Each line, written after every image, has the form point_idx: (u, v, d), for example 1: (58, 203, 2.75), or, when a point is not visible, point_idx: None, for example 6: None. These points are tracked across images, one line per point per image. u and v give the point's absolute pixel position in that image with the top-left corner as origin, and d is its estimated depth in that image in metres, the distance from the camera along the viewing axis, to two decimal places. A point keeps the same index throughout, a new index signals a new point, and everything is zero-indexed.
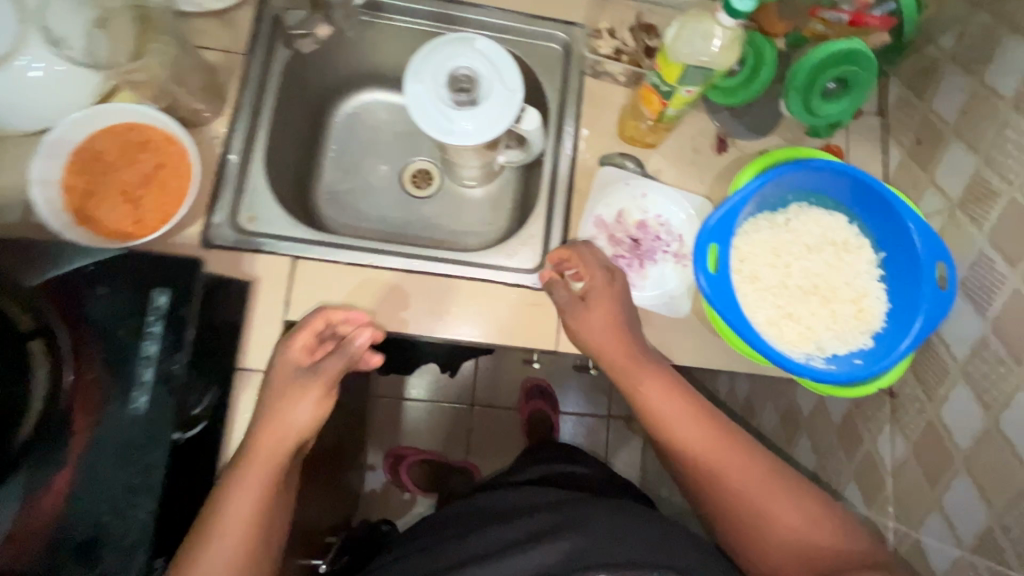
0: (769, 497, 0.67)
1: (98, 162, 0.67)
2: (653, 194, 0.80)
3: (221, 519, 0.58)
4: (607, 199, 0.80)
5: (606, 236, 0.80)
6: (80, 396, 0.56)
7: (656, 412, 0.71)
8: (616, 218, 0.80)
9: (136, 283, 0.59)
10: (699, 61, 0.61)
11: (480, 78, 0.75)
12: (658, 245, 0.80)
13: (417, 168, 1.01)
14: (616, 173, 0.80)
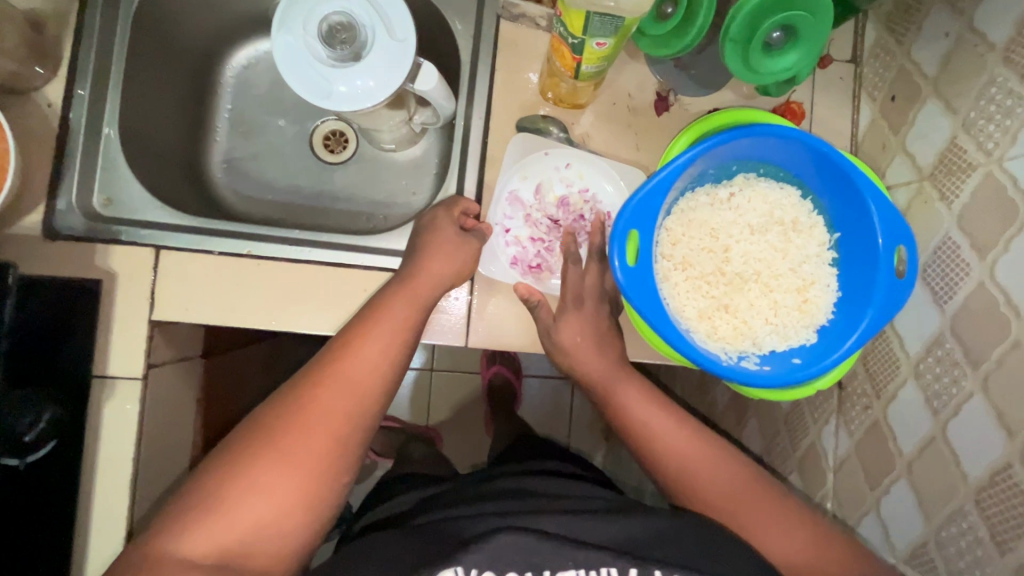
0: (752, 505, 0.58)
1: None
2: (578, 166, 0.71)
3: (324, 393, 0.53)
4: (525, 171, 0.70)
5: (524, 216, 0.70)
6: None
7: (626, 413, 0.64)
8: (534, 194, 0.71)
9: None
10: (602, 7, 0.48)
11: (363, 27, 0.62)
12: (581, 225, 0.71)
13: (329, 130, 0.88)
14: (535, 140, 0.70)
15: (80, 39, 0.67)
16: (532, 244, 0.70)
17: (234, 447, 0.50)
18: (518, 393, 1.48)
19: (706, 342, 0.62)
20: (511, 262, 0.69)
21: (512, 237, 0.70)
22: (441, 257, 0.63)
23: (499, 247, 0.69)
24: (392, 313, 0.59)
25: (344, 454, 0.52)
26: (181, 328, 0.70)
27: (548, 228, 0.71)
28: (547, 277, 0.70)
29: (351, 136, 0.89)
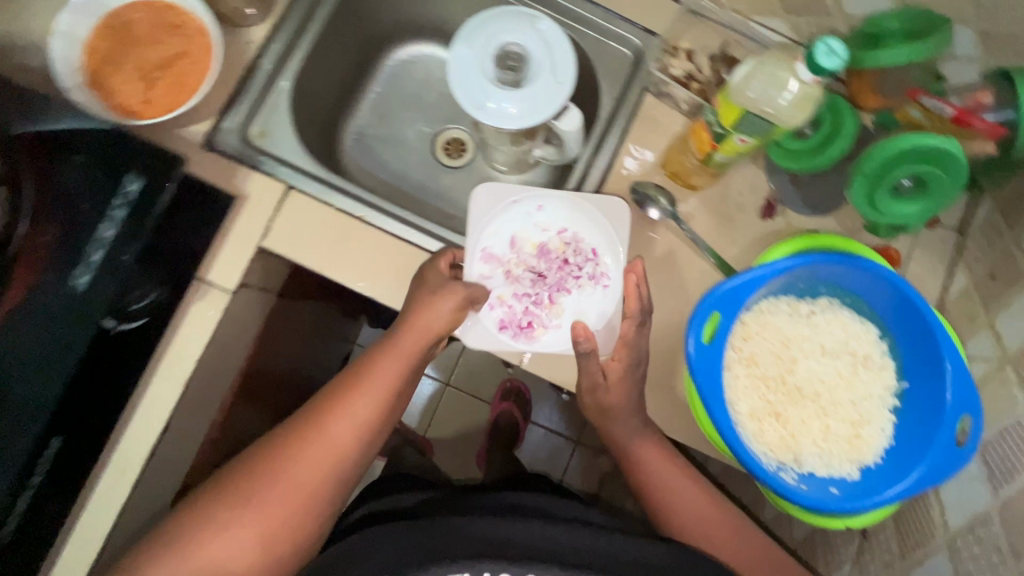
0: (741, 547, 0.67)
1: (126, 33, 0.67)
2: (552, 208, 0.76)
3: (295, 451, 0.60)
4: (499, 226, 0.76)
5: (506, 270, 0.75)
6: (28, 253, 0.55)
7: (642, 477, 0.70)
8: (510, 247, 0.76)
9: (112, 163, 0.58)
10: (762, 110, 0.53)
11: (530, 61, 0.70)
12: (566, 271, 0.76)
13: (453, 136, 0.96)
14: (499, 196, 0.76)
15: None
16: (516, 302, 0.74)
17: (214, 489, 0.59)
18: (521, 435, 1.48)
19: (750, 441, 0.63)
20: (496, 324, 0.73)
21: (493, 299, 0.74)
22: (444, 304, 0.66)
23: (483, 314, 0.73)
24: (378, 379, 0.63)
25: (312, 504, 0.60)
26: (277, 261, 0.75)
27: (531, 280, 0.76)
28: (540, 332, 0.73)
29: (472, 148, 0.96)
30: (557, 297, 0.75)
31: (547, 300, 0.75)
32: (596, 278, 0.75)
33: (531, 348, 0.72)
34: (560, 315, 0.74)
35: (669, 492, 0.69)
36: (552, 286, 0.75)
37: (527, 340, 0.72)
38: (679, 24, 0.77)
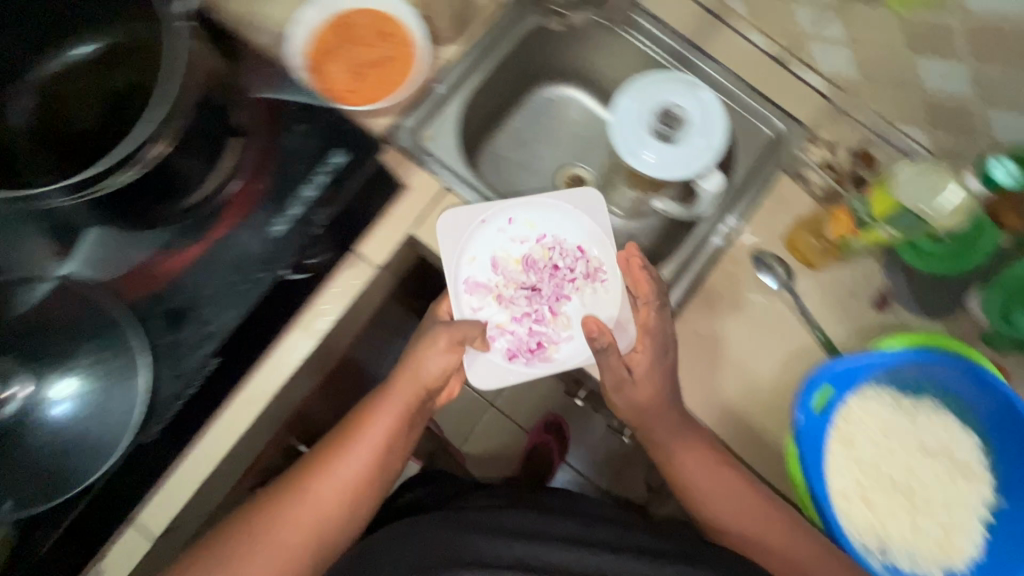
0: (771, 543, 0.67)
1: (348, 31, 0.77)
2: (521, 219, 0.80)
3: (284, 511, 0.67)
4: (473, 252, 0.78)
5: (496, 295, 0.79)
6: (242, 195, 0.64)
7: (690, 490, 0.70)
8: (496, 267, 0.79)
9: (325, 137, 0.66)
10: (916, 207, 0.65)
11: (687, 123, 0.77)
12: (556, 277, 0.80)
13: (576, 173, 1.04)
14: (464, 216, 0.77)
15: (484, 31, 0.84)
16: (517, 326, 0.78)
17: (208, 545, 0.65)
18: (553, 471, 1.47)
19: (844, 523, 0.66)
20: (503, 354, 0.77)
21: (494, 331, 0.77)
22: (435, 360, 0.72)
23: (489, 350, 0.76)
24: (372, 434, 0.70)
25: (295, 562, 0.65)
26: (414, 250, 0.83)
27: (527, 296, 0.79)
28: (553, 349, 0.77)
29: (592, 188, 1.03)
30: (557, 307, 0.79)
31: (550, 311, 0.79)
32: (592, 276, 0.80)
33: (552, 366, 0.76)
34: (567, 325, 0.78)
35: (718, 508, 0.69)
36: (550, 296, 0.79)
37: (543, 360, 0.77)
38: (822, 117, 0.82)
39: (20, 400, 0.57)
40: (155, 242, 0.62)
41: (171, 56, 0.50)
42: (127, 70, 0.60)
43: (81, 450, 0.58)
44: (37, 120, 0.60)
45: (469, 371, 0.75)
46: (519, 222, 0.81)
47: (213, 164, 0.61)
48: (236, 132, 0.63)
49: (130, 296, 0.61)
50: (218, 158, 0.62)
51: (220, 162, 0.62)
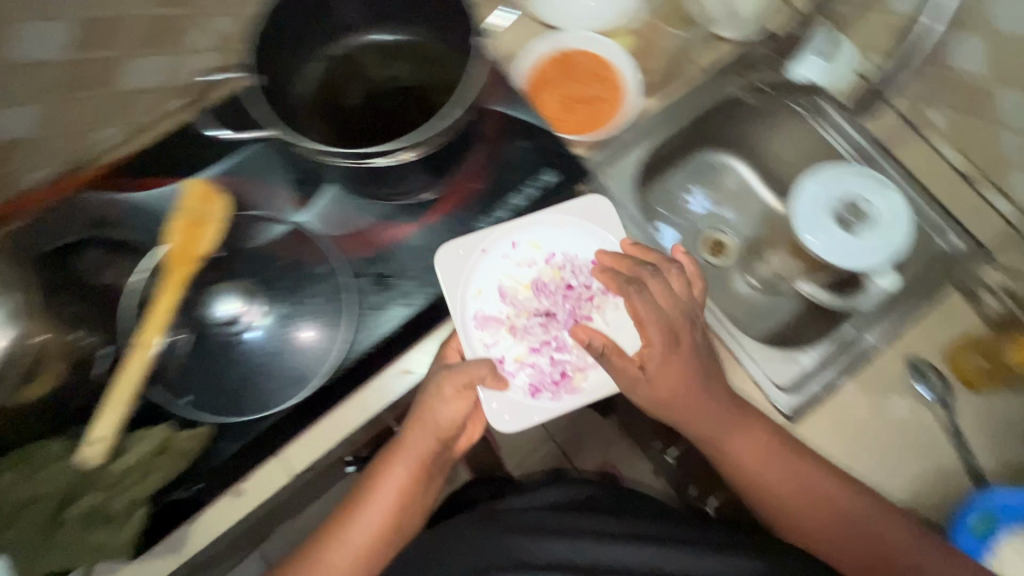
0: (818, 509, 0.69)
1: (567, 67, 0.84)
2: (524, 241, 0.70)
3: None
4: (478, 284, 0.69)
5: (508, 326, 0.69)
6: (460, 188, 0.71)
7: (775, 501, 0.71)
8: (505, 297, 0.70)
9: (540, 158, 0.73)
10: None
11: (869, 220, 0.79)
12: (571, 298, 0.71)
13: (719, 238, 1.07)
14: (463, 245, 0.68)
15: (684, 91, 0.87)
16: (535, 357, 0.69)
17: None
18: None
19: None
20: (526, 390, 0.67)
21: (513, 367, 0.68)
22: (443, 408, 0.64)
23: (510, 388, 0.67)
24: (387, 484, 0.67)
25: None
26: None
27: (541, 324, 0.70)
28: (579, 378, 0.68)
29: (734, 255, 1.06)
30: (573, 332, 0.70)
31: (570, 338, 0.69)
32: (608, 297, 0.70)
33: (581, 398, 0.68)
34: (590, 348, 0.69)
35: (807, 513, 0.70)
36: (566, 320, 0.70)
37: (569, 392, 0.68)
38: (1005, 244, 0.81)
39: (246, 324, 0.65)
40: (379, 212, 0.70)
41: (474, 61, 0.59)
42: (386, 63, 0.70)
43: (285, 376, 0.64)
44: (314, 90, 0.68)
45: (489, 412, 0.66)
46: (522, 244, 0.70)
47: (454, 163, 0.71)
48: (474, 137, 0.72)
49: (348, 254, 0.68)
50: (459, 158, 0.71)
51: (459, 161, 0.71)
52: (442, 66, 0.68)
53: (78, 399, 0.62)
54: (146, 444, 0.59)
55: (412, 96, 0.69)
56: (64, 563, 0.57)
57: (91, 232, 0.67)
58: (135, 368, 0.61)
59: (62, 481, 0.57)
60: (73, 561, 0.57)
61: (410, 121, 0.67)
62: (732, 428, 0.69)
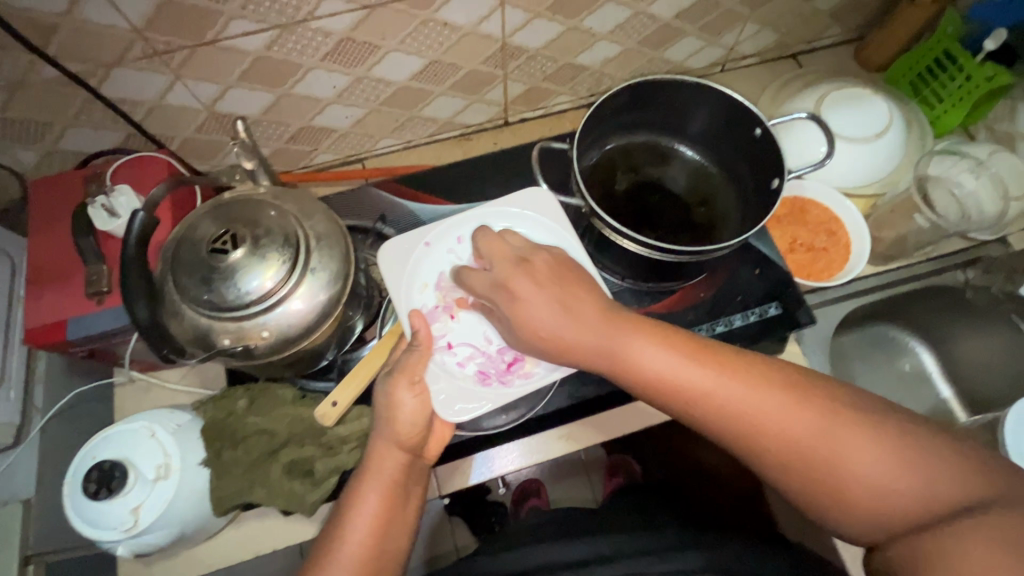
0: (843, 436, 0.46)
1: (800, 212, 0.89)
2: (469, 235, 0.72)
3: None
4: (425, 277, 0.70)
5: (455, 315, 0.69)
6: (687, 291, 0.76)
7: (756, 451, 0.48)
8: (445, 286, 0.70)
9: (768, 289, 0.76)
10: None
11: None
12: None
13: None
14: (403, 244, 0.71)
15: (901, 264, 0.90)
16: (482, 347, 0.68)
17: None
18: None
19: None
20: (475, 378, 0.66)
21: (461, 357, 0.67)
22: (410, 403, 0.58)
23: (457, 375, 0.66)
24: (360, 518, 0.54)
25: None
26: None
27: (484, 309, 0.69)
28: (530, 363, 0.67)
29: None
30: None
31: None
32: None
33: (531, 384, 0.67)
34: None
35: (807, 452, 0.46)
36: None
37: (521, 377, 0.67)
38: None
39: None
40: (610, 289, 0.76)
41: (776, 199, 0.66)
42: (660, 167, 0.79)
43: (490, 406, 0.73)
44: (594, 166, 0.77)
45: (436, 400, 0.64)
46: (465, 239, 0.72)
47: (695, 275, 0.76)
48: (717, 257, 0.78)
49: None
50: (700, 273, 0.76)
51: (699, 275, 0.76)
52: (714, 190, 0.78)
53: (328, 358, 0.68)
54: (365, 423, 0.64)
55: (676, 201, 0.77)
56: (257, 502, 0.63)
57: (375, 223, 0.79)
58: (384, 353, 0.65)
59: (290, 425, 0.65)
60: (270, 500, 0.63)
61: (672, 222, 0.75)
62: (697, 382, 0.50)
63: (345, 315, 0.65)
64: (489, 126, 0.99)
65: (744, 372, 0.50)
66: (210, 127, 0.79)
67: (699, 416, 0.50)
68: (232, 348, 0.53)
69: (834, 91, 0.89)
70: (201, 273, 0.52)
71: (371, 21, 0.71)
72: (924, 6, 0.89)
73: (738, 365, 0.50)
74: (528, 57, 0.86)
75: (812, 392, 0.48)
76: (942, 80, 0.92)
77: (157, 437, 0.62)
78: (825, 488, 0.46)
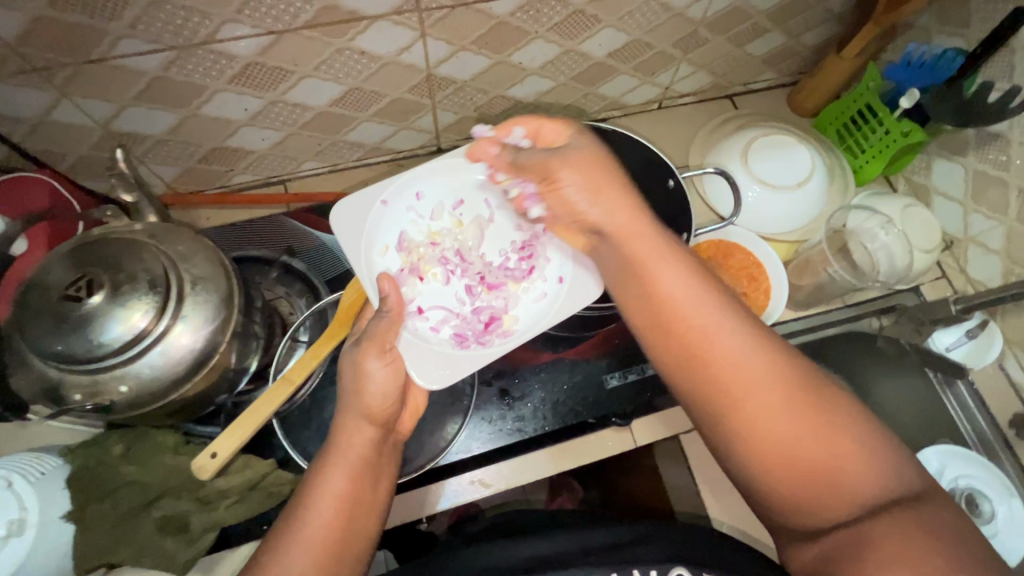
0: (835, 416, 0.48)
1: (722, 256, 0.90)
2: (429, 192, 0.72)
3: None
4: (385, 241, 0.69)
5: (423, 278, 0.70)
6: (600, 337, 0.78)
7: (754, 408, 0.49)
8: (408, 244, 0.70)
9: None
10: None
11: (979, 507, 0.74)
12: (471, 248, 0.72)
13: None
14: (360, 203, 0.68)
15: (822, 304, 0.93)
16: (455, 310, 0.69)
17: None
18: None
19: None
20: (451, 338, 0.66)
21: (435, 322, 0.67)
22: (381, 373, 0.56)
23: (435, 338, 0.65)
24: (327, 494, 0.50)
25: None
26: (663, 443, 0.83)
27: (455, 264, 0.71)
28: (508, 320, 0.68)
29: None
30: (493, 279, 0.71)
31: (488, 279, 0.71)
32: (530, 258, 0.71)
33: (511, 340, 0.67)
34: (516, 294, 0.70)
35: (800, 420, 0.48)
36: (479, 269, 0.71)
37: (501, 335, 0.67)
38: None
39: None
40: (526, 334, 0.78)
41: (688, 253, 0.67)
42: None
43: None
44: None
45: (410, 365, 0.61)
46: (428, 196, 0.72)
47: (609, 323, 0.77)
48: None
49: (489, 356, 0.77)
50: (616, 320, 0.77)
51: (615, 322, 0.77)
52: None
53: (215, 404, 0.61)
54: (248, 474, 0.63)
55: None
56: (123, 562, 0.59)
57: (287, 257, 0.77)
58: (274, 402, 0.61)
59: (166, 477, 0.61)
60: (138, 560, 0.59)
61: None
62: (721, 327, 0.51)
63: (240, 353, 0.59)
64: (421, 152, 0.96)
65: (764, 332, 0.51)
66: (107, 145, 0.74)
67: (714, 357, 0.50)
68: (83, 405, 0.50)
69: (761, 137, 0.90)
70: (52, 322, 0.48)
71: (280, 47, 0.67)
72: (848, 59, 0.92)
73: (761, 325, 0.52)
74: (457, 87, 0.84)
75: (815, 372, 0.51)
76: (864, 131, 0.93)
77: (14, 488, 0.54)
78: (808, 458, 0.47)
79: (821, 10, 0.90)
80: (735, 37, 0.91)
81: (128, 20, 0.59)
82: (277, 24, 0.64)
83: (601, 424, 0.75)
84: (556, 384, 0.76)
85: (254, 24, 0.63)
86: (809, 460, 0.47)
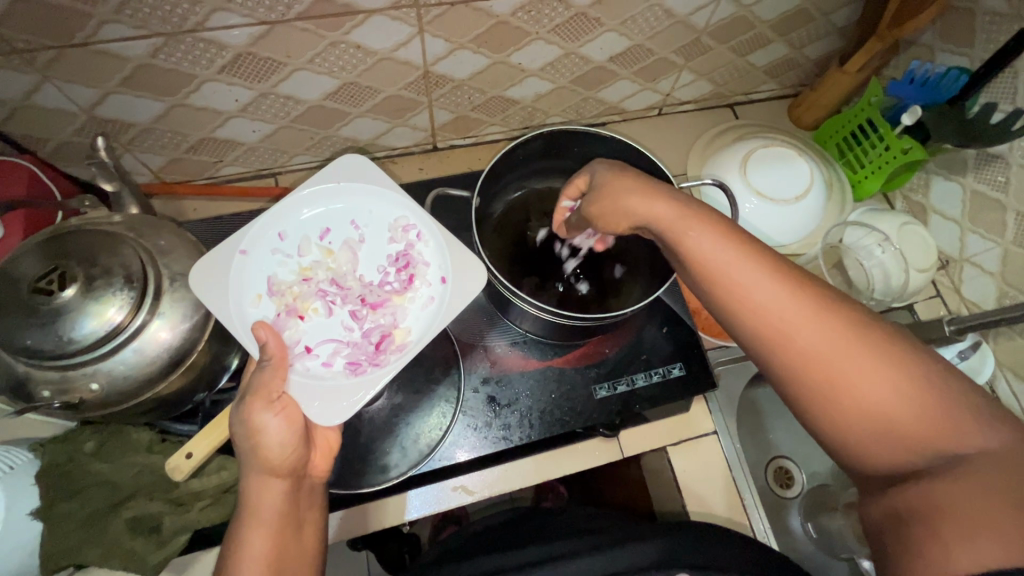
0: (897, 368, 0.43)
1: None
2: (293, 227, 0.62)
3: None
4: (257, 288, 0.58)
5: (304, 316, 0.59)
6: (592, 345, 0.78)
7: (803, 368, 0.45)
8: (276, 287, 0.59)
9: (671, 351, 0.78)
10: None
11: None
12: (349, 272, 0.62)
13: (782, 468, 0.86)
14: (218, 258, 0.56)
15: None
16: (345, 338, 0.59)
17: None
18: None
19: None
20: (346, 371, 0.56)
21: (322, 358, 0.57)
22: (276, 424, 0.50)
23: (322, 376, 0.56)
24: (246, 568, 0.46)
25: None
26: (650, 454, 0.82)
27: (334, 294, 0.61)
28: (399, 333, 0.59)
29: (800, 494, 0.85)
30: (375, 297, 0.61)
31: (373, 297, 0.61)
32: (408, 265, 0.62)
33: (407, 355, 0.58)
34: (405, 305, 0.60)
35: (854, 378, 0.44)
36: (361, 291, 0.61)
37: (396, 351, 0.58)
38: None
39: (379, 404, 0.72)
40: (517, 341, 0.77)
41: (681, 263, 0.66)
42: None
43: (374, 459, 0.70)
44: (507, 214, 0.79)
45: (306, 408, 0.53)
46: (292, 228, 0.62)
47: (603, 331, 0.76)
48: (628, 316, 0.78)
49: (478, 360, 0.76)
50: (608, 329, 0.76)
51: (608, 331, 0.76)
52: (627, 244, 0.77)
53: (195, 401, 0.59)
54: (223, 476, 0.62)
55: (589, 255, 0.76)
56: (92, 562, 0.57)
57: None
58: None
59: (139, 476, 0.60)
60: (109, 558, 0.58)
61: (583, 278, 0.75)
62: (758, 288, 0.48)
63: (217, 352, 0.56)
64: (417, 150, 0.95)
65: (809, 289, 0.47)
66: (91, 132, 0.72)
67: (750, 322, 0.48)
68: (50, 402, 0.48)
69: (762, 147, 0.89)
70: (20, 316, 0.47)
71: (272, 38, 0.66)
72: (850, 73, 0.91)
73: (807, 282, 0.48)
74: (454, 86, 0.82)
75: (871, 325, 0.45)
76: (866, 145, 0.92)
77: None
78: (870, 413, 0.43)
79: (825, 23, 0.89)
80: (738, 46, 0.90)
81: (114, 4, 0.57)
82: (269, 15, 0.62)
83: (591, 433, 0.75)
84: (543, 391, 0.75)
85: (246, 14, 0.62)
86: (876, 417, 0.43)
